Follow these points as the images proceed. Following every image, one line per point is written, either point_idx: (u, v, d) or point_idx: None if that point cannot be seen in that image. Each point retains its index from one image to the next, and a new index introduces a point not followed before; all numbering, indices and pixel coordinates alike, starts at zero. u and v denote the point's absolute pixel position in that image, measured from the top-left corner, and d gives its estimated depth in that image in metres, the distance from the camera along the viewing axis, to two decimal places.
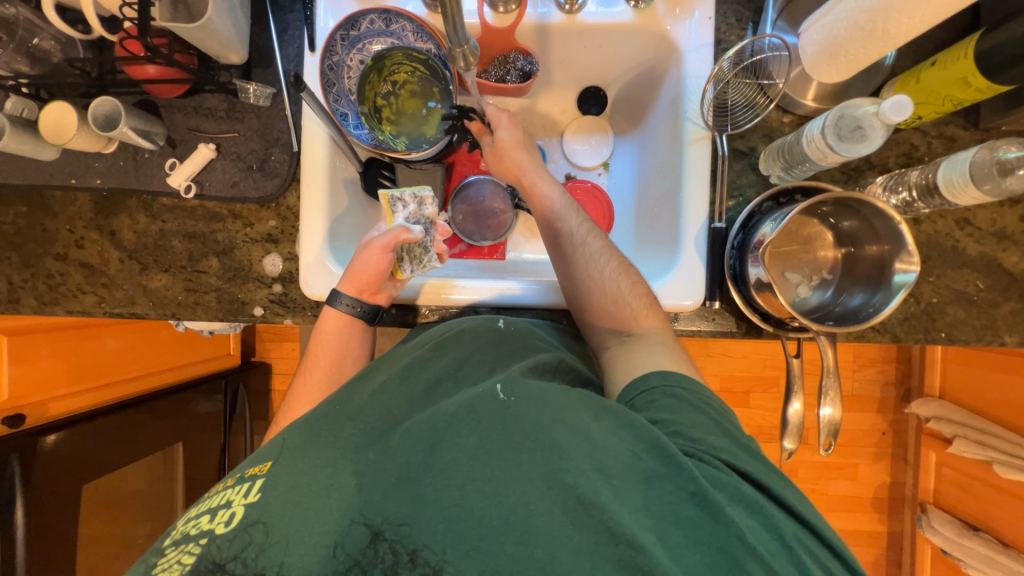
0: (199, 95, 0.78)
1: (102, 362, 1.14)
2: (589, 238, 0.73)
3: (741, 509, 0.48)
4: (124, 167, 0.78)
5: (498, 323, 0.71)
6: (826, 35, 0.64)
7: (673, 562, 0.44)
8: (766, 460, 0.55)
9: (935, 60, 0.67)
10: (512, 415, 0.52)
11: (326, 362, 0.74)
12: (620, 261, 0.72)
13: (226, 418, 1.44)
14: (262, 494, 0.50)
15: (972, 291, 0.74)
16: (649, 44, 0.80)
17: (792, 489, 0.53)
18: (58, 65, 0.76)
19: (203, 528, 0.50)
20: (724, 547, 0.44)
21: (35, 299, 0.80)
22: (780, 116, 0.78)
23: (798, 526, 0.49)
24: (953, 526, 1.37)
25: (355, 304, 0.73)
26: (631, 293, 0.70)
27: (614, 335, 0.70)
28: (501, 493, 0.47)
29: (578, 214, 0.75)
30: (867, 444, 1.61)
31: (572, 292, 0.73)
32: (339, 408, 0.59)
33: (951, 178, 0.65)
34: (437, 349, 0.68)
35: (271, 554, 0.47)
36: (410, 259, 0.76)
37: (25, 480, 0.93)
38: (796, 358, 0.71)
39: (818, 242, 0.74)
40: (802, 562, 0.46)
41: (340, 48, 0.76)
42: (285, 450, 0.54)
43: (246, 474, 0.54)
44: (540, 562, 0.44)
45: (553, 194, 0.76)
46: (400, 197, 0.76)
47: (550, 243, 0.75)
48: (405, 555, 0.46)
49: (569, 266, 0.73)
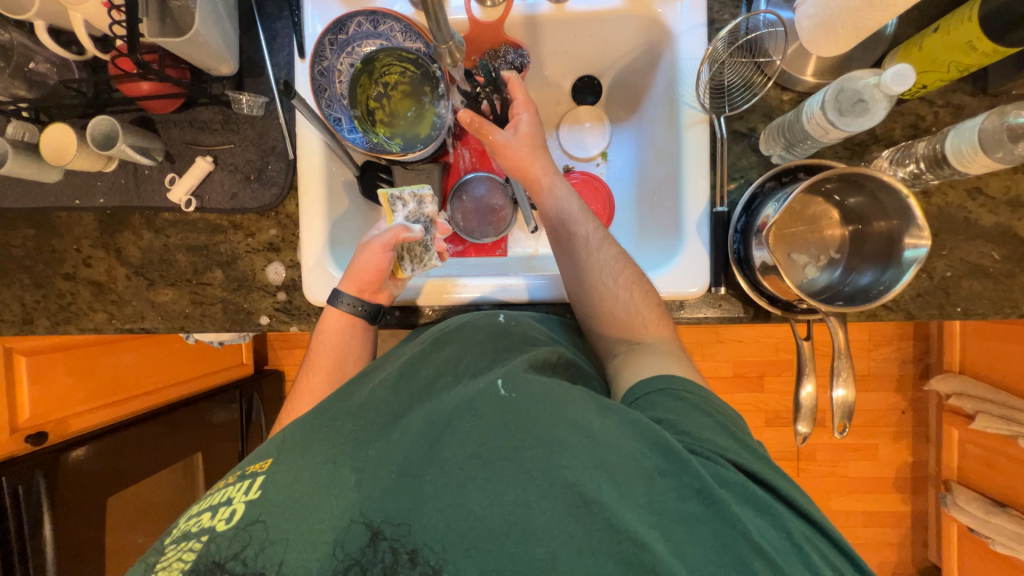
0: (194, 109, 0.79)
1: (119, 378, 1.16)
2: (604, 246, 0.72)
3: (748, 508, 0.47)
4: (125, 185, 0.79)
5: (498, 318, 0.71)
6: (822, 8, 0.62)
7: (677, 559, 0.43)
8: (773, 461, 0.55)
9: (937, 26, 0.64)
10: (512, 411, 0.51)
11: (328, 366, 0.74)
12: (633, 270, 0.71)
13: (243, 426, 1.46)
14: (262, 490, 0.51)
15: (988, 264, 0.72)
16: (642, 29, 0.79)
17: (797, 487, 0.52)
18: (55, 87, 0.77)
19: (203, 525, 0.50)
20: (730, 544, 0.44)
21: (48, 319, 0.81)
22: (779, 94, 0.76)
23: (806, 525, 0.48)
24: (979, 504, 1.33)
25: (357, 304, 0.73)
26: (643, 302, 0.69)
27: (624, 341, 0.69)
28: (501, 491, 0.46)
29: (592, 222, 0.74)
30: (886, 423, 1.58)
31: (585, 298, 0.72)
32: (341, 410, 0.59)
33: (960, 147, 0.63)
34: (436, 344, 0.68)
35: (271, 552, 0.47)
36: (411, 258, 0.76)
37: (48, 496, 0.95)
38: (807, 342, 0.70)
39: (825, 221, 0.72)
40: (812, 561, 0.45)
41: (329, 52, 0.76)
42: (286, 447, 0.55)
43: (246, 472, 0.55)
44: (540, 560, 0.43)
45: (568, 199, 0.74)
46: (399, 196, 0.76)
47: (559, 249, 0.74)
48: (404, 554, 0.45)
49: (580, 271, 0.72)
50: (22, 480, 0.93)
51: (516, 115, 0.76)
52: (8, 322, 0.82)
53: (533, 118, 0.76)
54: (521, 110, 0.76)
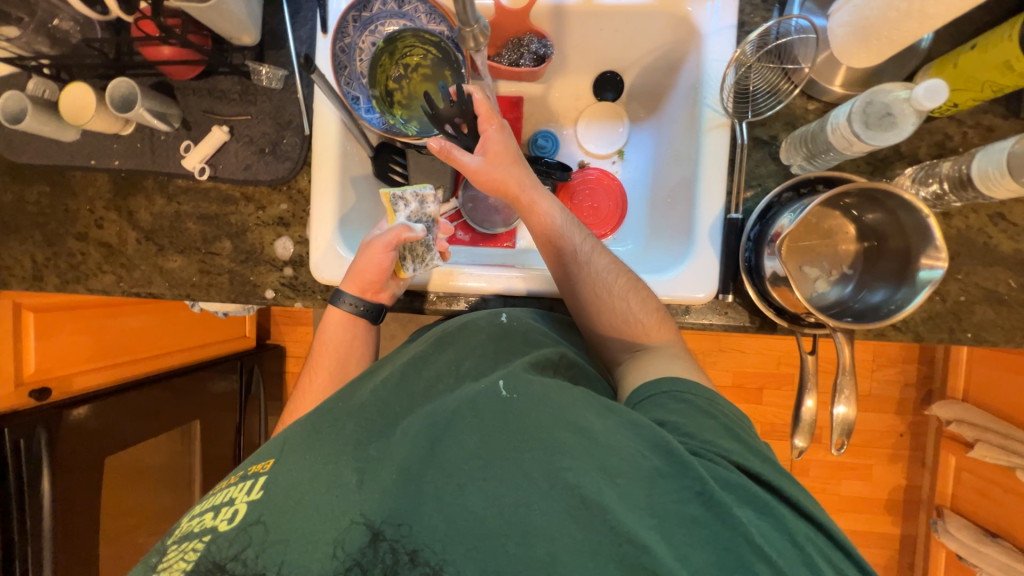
0: (213, 77, 0.79)
1: (125, 339, 1.18)
2: (595, 256, 0.71)
3: (750, 509, 0.47)
4: (141, 149, 0.79)
5: (501, 318, 0.71)
6: (858, 16, 0.61)
7: (678, 561, 0.43)
8: (777, 464, 0.54)
9: (975, 43, 0.63)
10: (513, 413, 0.51)
11: (332, 357, 0.75)
12: (628, 277, 0.70)
13: (242, 397, 1.47)
14: (264, 491, 0.52)
15: (1004, 290, 0.71)
16: (668, 27, 0.79)
17: (803, 490, 0.52)
18: (77, 46, 0.77)
19: (207, 525, 0.51)
20: (731, 547, 0.44)
21: (58, 277, 0.82)
22: (805, 103, 0.74)
23: (810, 527, 0.49)
24: (970, 532, 1.33)
25: (358, 304, 0.74)
26: (642, 309, 0.69)
27: (625, 350, 0.70)
28: (501, 492, 0.47)
29: (581, 232, 0.73)
30: (882, 444, 1.57)
31: (581, 309, 0.72)
32: (338, 409, 0.60)
33: (987, 169, 0.61)
34: (438, 344, 0.68)
35: (271, 554, 0.48)
36: (413, 258, 0.75)
37: (50, 452, 0.96)
38: (811, 356, 0.69)
39: (840, 235, 0.71)
40: (814, 562, 0.45)
41: (352, 29, 0.75)
42: (288, 447, 0.56)
43: (250, 472, 0.56)
44: (540, 561, 0.43)
45: (553, 211, 0.73)
46: (401, 196, 0.75)
47: (552, 262, 0.73)
48: (405, 555, 0.46)
49: (573, 284, 0.72)
50: (23, 432, 0.93)
51: (484, 132, 0.71)
52: (20, 278, 0.82)
53: (501, 131, 0.72)
54: (486, 126, 0.71)
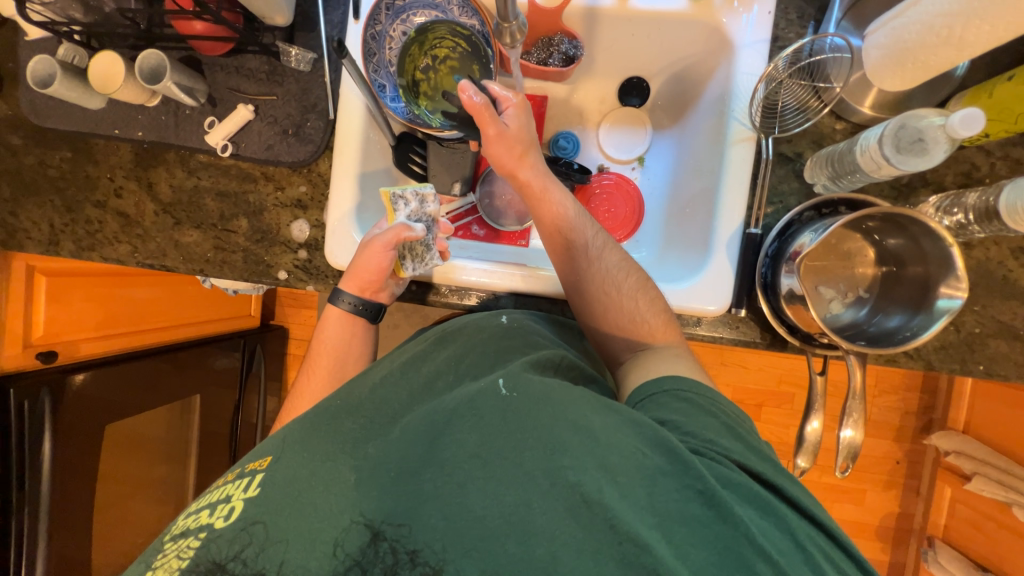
0: (242, 55, 0.79)
1: (133, 310, 1.19)
2: (606, 252, 0.72)
3: (751, 509, 0.47)
4: (165, 122, 0.80)
5: (501, 319, 0.72)
6: (895, 39, 0.60)
7: (680, 561, 0.43)
8: (778, 463, 0.54)
9: (1013, 74, 0.62)
10: (513, 413, 0.51)
11: (336, 347, 0.76)
12: (638, 276, 0.71)
13: (242, 375, 1.48)
14: (261, 488, 0.53)
15: (1020, 325, 0.70)
16: (701, 36, 0.78)
17: (804, 490, 0.52)
18: (110, 15, 0.77)
19: (203, 522, 0.52)
20: (732, 547, 0.44)
21: (74, 243, 0.83)
22: (833, 123, 0.74)
23: (811, 526, 0.49)
24: (960, 565, 1.33)
25: (357, 303, 0.75)
26: (649, 310, 0.69)
27: (628, 349, 0.69)
28: (501, 492, 0.46)
29: (592, 226, 0.74)
30: (878, 470, 1.57)
31: (586, 305, 0.71)
32: (343, 403, 0.61)
33: (1015, 204, 0.60)
34: (438, 343, 0.71)
35: (271, 554, 0.48)
36: (412, 256, 0.75)
37: (53, 416, 0.96)
38: (821, 376, 0.69)
39: (859, 259, 0.71)
40: (816, 562, 0.45)
41: (384, 18, 0.75)
42: (286, 444, 0.57)
43: (246, 470, 0.57)
44: (540, 561, 0.43)
45: (565, 203, 0.73)
46: (401, 195, 0.75)
47: (559, 254, 0.73)
48: (405, 554, 0.46)
49: (580, 278, 0.71)
50: (29, 393, 0.94)
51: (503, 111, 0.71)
52: (36, 240, 0.83)
53: (521, 113, 0.71)
54: (507, 106, 0.71)
